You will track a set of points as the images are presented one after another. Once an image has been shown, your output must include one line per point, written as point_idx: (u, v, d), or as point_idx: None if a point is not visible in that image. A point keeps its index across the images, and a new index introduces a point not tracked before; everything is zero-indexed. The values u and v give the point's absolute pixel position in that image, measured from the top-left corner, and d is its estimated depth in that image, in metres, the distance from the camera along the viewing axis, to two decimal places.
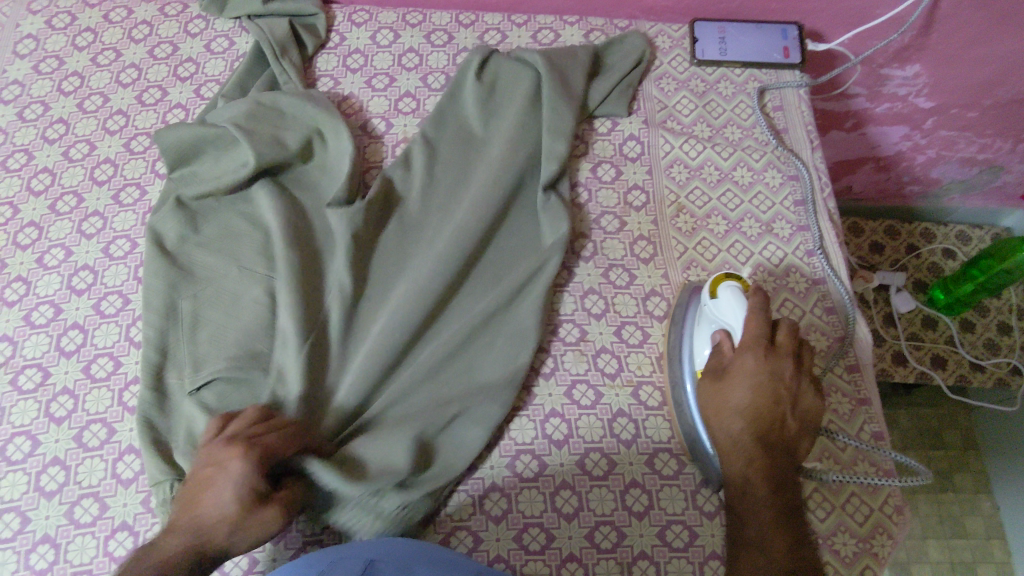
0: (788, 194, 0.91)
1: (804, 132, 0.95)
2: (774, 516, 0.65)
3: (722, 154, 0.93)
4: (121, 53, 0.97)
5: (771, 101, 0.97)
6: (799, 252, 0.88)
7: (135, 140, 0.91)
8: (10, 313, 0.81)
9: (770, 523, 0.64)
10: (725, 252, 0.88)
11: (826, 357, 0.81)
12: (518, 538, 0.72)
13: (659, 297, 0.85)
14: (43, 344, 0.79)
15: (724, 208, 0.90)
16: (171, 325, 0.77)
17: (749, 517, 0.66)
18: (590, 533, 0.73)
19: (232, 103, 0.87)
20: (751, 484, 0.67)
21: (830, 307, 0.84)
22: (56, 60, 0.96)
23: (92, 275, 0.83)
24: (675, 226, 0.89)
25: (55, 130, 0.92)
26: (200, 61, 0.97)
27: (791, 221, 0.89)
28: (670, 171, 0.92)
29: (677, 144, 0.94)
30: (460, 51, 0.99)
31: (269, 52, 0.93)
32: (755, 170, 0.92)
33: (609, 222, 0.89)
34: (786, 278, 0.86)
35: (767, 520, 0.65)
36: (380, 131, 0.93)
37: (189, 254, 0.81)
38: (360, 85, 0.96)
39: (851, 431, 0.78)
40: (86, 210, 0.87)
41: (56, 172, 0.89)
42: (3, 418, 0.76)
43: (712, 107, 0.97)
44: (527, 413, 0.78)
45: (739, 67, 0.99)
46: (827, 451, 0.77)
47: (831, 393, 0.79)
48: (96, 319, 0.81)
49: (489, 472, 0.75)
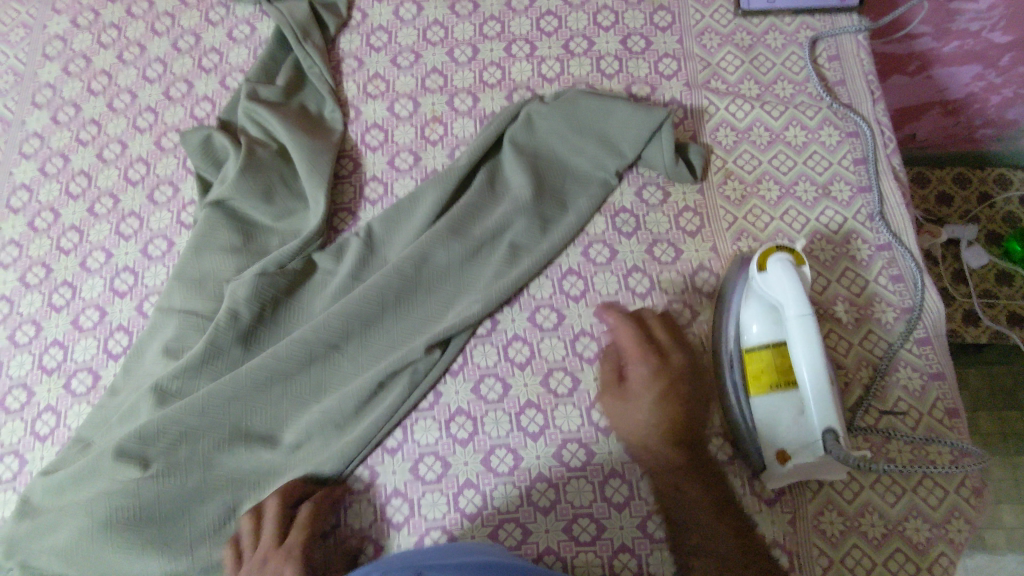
0: (847, 153, 0.84)
1: (863, 82, 0.88)
2: (710, 508, 0.65)
3: (772, 113, 0.87)
4: (145, 47, 0.96)
5: (826, 51, 0.90)
6: (860, 216, 0.81)
7: (165, 136, 0.90)
8: (58, 317, 0.82)
9: (708, 522, 0.64)
10: (778, 219, 0.82)
11: (893, 331, 0.76)
12: (568, 529, 0.71)
13: (707, 272, 0.80)
14: (91, 348, 0.80)
15: (776, 171, 0.84)
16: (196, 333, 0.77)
17: (687, 521, 0.66)
18: (643, 523, 0.70)
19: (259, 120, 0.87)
20: (681, 490, 0.67)
21: (896, 275, 0.78)
22: (84, 60, 0.96)
23: (133, 276, 0.83)
24: (723, 195, 0.83)
25: (87, 131, 0.92)
26: (223, 50, 0.95)
27: (851, 182, 0.83)
28: (715, 135, 0.86)
29: (723, 105, 0.87)
30: (487, 20, 0.94)
31: (291, 37, 0.91)
32: (809, 129, 0.86)
33: (652, 194, 0.84)
34: (846, 246, 0.80)
35: (705, 519, 0.64)
36: (408, 112, 0.90)
37: (206, 260, 0.80)
38: (385, 64, 0.93)
39: (922, 409, 0.72)
40: (123, 210, 0.87)
41: (92, 174, 0.89)
42: (59, 422, 0.77)
43: (760, 61, 0.90)
44: (573, 400, 0.76)
45: (788, 16, 0.91)
46: (892, 426, 0.72)
47: (899, 368, 0.74)
48: (140, 321, 0.81)
49: (536, 463, 0.73)
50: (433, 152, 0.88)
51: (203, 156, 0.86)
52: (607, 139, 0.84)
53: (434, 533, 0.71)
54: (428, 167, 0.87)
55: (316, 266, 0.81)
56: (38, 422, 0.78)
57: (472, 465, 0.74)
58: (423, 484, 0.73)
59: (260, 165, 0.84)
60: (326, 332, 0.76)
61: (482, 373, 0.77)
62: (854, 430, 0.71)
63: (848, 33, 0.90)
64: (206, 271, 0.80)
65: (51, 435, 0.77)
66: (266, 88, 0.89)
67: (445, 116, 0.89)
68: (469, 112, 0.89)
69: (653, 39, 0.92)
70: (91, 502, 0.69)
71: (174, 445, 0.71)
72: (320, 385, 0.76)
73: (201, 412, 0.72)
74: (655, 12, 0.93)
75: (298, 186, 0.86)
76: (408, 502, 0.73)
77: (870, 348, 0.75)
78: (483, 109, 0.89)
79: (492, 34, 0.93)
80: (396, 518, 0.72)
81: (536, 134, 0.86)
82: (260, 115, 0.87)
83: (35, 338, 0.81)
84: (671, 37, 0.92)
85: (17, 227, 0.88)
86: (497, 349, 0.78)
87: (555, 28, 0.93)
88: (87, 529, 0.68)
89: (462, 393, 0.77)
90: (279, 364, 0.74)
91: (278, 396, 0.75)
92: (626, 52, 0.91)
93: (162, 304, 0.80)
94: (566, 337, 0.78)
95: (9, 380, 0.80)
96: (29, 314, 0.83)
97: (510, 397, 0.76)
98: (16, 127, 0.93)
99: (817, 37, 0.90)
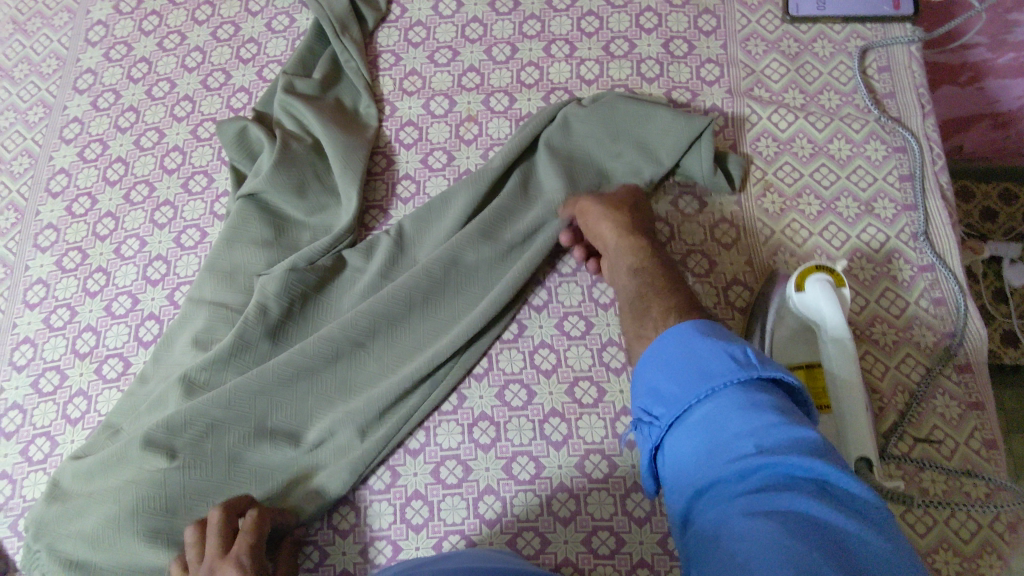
0: (892, 169, 0.81)
1: (914, 95, 0.85)
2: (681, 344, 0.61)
3: (816, 124, 0.84)
4: (186, 36, 0.96)
5: (876, 61, 0.87)
6: (903, 235, 0.79)
7: (202, 126, 0.91)
8: (92, 303, 0.83)
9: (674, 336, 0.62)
10: (817, 235, 0.79)
11: (932, 357, 0.73)
12: (587, 541, 0.70)
13: (741, 285, 0.78)
14: (123, 334, 0.81)
15: (818, 185, 0.82)
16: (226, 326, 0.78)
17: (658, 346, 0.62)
18: (663, 540, 0.69)
19: (293, 120, 0.87)
20: None
21: (939, 298, 0.75)
22: (125, 46, 0.97)
23: (166, 265, 0.84)
24: (761, 207, 0.81)
25: (126, 118, 0.92)
26: (262, 41, 0.95)
27: (895, 199, 0.80)
28: (756, 145, 0.84)
29: (765, 115, 0.85)
30: (527, 18, 0.92)
31: (329, 29, 0.90)
32: (854, 142, 0.83)
33: (687, 203, 0.82)
34: (887, 266, 0.77)
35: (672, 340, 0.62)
36: (443, 110, 0.89)
37: (238, 252, 0.80)
38: (422, 60, 0.92)
39: (959, 439, 0.70)
40: (158, 199, 0.88)
41: (129, 161, 0.90)
42: (89, 406, 0.79)
43: (807, 70, 0.87)
44: (597, 411, 0.75)
45: (838, 23, 0.89)
46: (926, 456, 0.69)
47: (936, 395, 0.72)
48: (171, 310, 0.82)
49: (557, 472, 0.73)
50: (466, 151, 0.87)
51: (238, 147, 0.86)
52: (644, 148, 0.82)
53: (452, 537, 0.71)
54: (461, 167, 0.86)
55: (346, 263, 0.81)
56: (70, 406, 0.79)
57: (493, 472, 0.73)
58: (443, 488, 0.73)
59: (295, 159, 0.83)
60: (353, 330, 0.76)
61: (507, 379, 0.77)
62: (885, 457, 0.69)
63: (900, 43, 0.87)
64: (237, 264, 0.80)
65: (81, 419, 0.78)
66: (302, 82, 0.88)
67: (481, 116, 0.88)
68: (504, 112, 0.88)
69: (696, 43, 0.89)
70: (118, 491, 0.70)
71: (202, 439, 0.72)
72: (345, 383, 0.76)
73: (229, 407, 0.73)
74: (699, 15, 0.91)
75: (330, 181, 0.85)
76: (427, 505, 0.73)
77: (907, 374, 0.73)
78: (519, 109, 0.88)
79: (532, 33, 0.92)
80: (415, 520, 0.72)
81: (572, 136, 0.84)
82: (296, 109, 0.86)
83: (69, 322, 0.83)
84: (714, 42, 0.89)
85: (55, 211, 0.89)
86: (523, 355, 0.78)
87: (596, 29, 0.91)
88: (116, 516, 0.69)
89: (486, 397, 0.76)
90: (306, 360, 0.75)
91: (303, 392, 0.75)
92: (668, 56, 0.89)
93: (192, 294, 0.80)
94: (594, 346, 0.77)
95: (43, 363, 0.81)
96: (64, 298, 0.84)
97: (534, 404, 0.75)
98: (57, 112, 0.94)
99: (867, 47, 0.87)
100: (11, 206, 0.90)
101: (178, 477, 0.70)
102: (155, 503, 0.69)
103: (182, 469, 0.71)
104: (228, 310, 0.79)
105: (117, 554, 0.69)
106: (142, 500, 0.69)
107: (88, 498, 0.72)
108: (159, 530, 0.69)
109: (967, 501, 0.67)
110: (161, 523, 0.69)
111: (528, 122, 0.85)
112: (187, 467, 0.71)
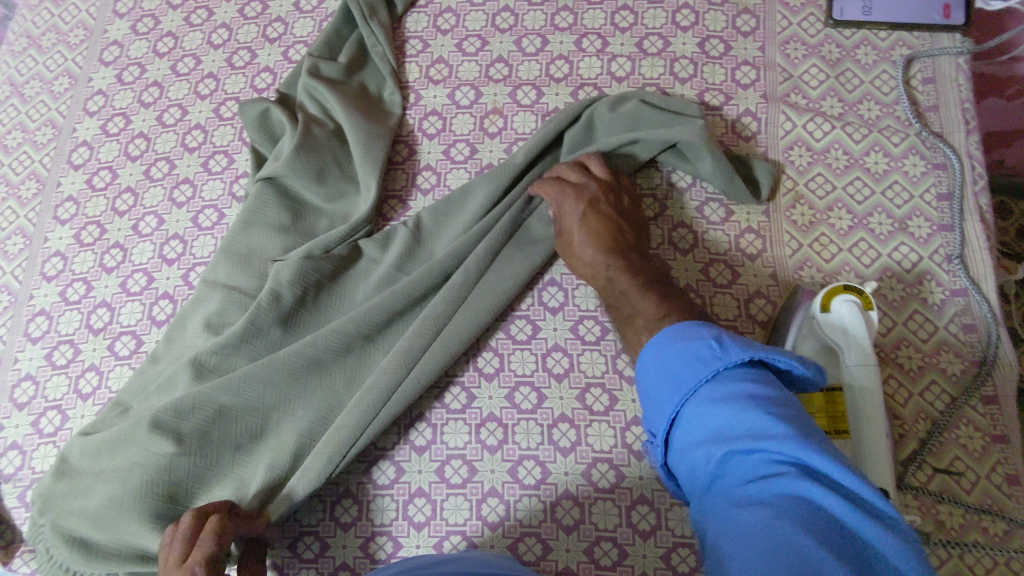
0: (930, 186, 0.78)
1: (959, 110, 0.81)
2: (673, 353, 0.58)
3: (854, 135, 0.81)
4: (213, 12, 0.95)
5: (920, 72, 0.83)
6: (937, 257, 0.76)
7: (224, 105, 0.90)
8: (108, 279, 0.83)
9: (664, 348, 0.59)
10: (847, 251, 0.77)
11: (959, 385, 0.71)
12: (589, 551, 0.69)
13: (764, 299, 0.76)
14: (137, 312, 0.81)
15: (851, 199, 0.79)
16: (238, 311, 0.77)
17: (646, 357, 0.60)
18: (667, 555, 0.68)
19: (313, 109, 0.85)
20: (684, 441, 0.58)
21: (970, 324, 0.73)
22: (152, 19, 0.96)
23: (182, 245, 0.84)
24: (790, 219, 0.79)
25: (150, 93, 0.92)
26: (289, 20, 0.93)
27: (931, 218, 0.77)
28: (788, 153, 0.81)
29: (800, 122, 0.82)
30: (560, 9, 0.90)
31: (357, 11, 0.88)
32: (892, 156, 0.80)
33: (713, 210, 0.80)
34: (918, 287, 0.75)
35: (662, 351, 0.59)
36: (469, 100, 0.87)
37: (254, 237, 0.80)
38: (450, 48, 0.90)
39: (981, 471, 0.68)
40: (177, 176, 0.87)
41: (151, 137, 0.89)
42: (101, 382, 0.79)
43: (847, 78, 0.84)
44: (608, 419, 0.73)
45: (884, 30, 0.85)
46: (945, 487, 0.67)
47: (961, 425, 0.70)
48: (185, 290, 0.82)
49: (563, 479, 0.72)
50: (490, 145, 0.85)
51: (259, 130, 0.85)
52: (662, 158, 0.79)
53: (453, 538, 0.71)
54: (483, 160, 0.84)
55: (361, 253, 0.80)
56: (82, 380, 0.79)
57: (498, 474, 0.72)
58: (447, 487, 0.72)
59: (314, 143, 0.82)
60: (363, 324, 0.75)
61: (518, 380, 0.76)
62: (902, 486, 0.68)
63: (948, 55, 0.83)
64: (253, 248, 0.80)
65: (92, 394, 0.79)
66: (326, 64, 0.87)
67: (506, 109, 0.86)
68: (531, 106, 0.86)
69: (733, 44, 0.86)
70: (124, 472, 0.70)
71: (207, 425, 0.72)
72: (354, 377, 0.75)
73: (236, 395, 0.72)
74: (738, 15, 0.88)
75: (350, 167, 0.84)
76: (430, 503, 0.72)
77: (931, 401, 0.71)
78: (546, 104, 0.86)
79: (564, 25, 0.89)
80: (417, 518, 0.72)
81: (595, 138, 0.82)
82: (318, 92, 0.85)
83: (84, 297, 0.83)
84: (752, 44, 0.86)
85: (76, 184, 0.89)
86: (536, 357, 0.76)
87: (630, 24, 0.88)
88: (122, 496, 0.69)
89: (496, 398, 0.75)
90: (314, 351, 0.74)
91: (312, 386, 0.74)
92: (703, 55, 0.86)
93: (206, 276, 0.80)
94: (608, 353, 0.76)
95: (57, 336, 0.82)
96: (81, 272, 0.84)
97: (543, 408, 0.74)
98: (82, 83, 0.94)
99: (912, 57, 0.83)
100: (32, 175, 0.90)
101: (183, 463, 0.71)
102: (159, 489, 0.70)
103: (186, 455, 0.71)
104: (240, 295, 0.78)
105: (119, 534, 0.69)
106: (147, 482, 0.70)
107: (96, 476, 0.72)
108: (161, 513, 0.70)
109: (985, 536, 0.65)
110: (164, 507, 0.70)
111: (553, 117, 0.82)
112: (191, 452, 0.71)
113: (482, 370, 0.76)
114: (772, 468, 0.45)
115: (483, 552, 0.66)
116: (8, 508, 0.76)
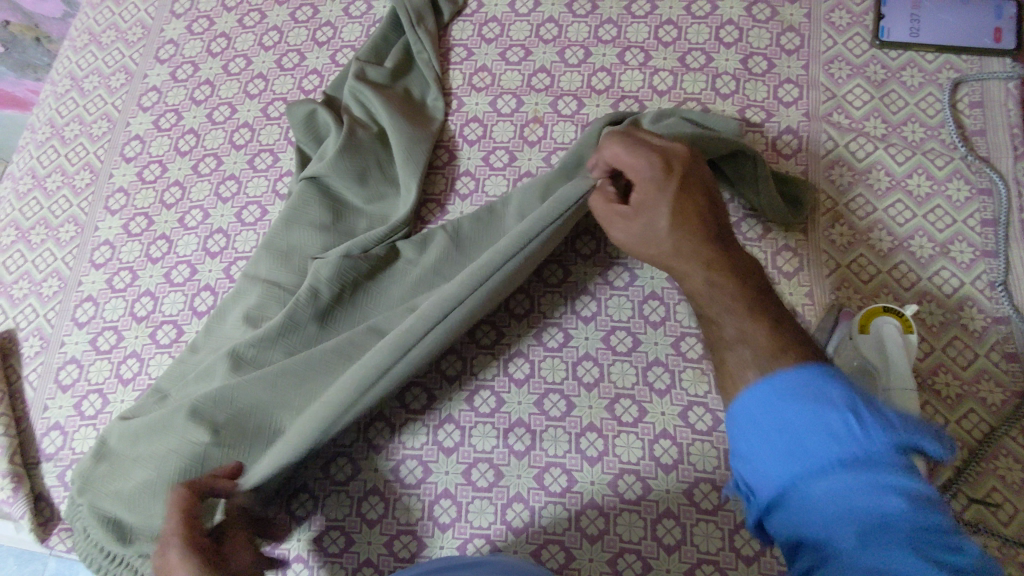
0: (975, 212, 0.77)
1: (1006, 135, 0.80)
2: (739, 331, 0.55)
3: (897, 157, 0.80)
4: (265, 15, 0.98)
5: (968, 96, 0.82)
6: (979, 283, 0.75)
7: (272, 105, 0.92)
8: (153, 269, 0.86)
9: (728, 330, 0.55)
10: (886, 273, 0.76)
11: (999, 415, 0.69)
12: (613, 562, 0.69)
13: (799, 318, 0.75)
14: (179, 302, 0.84)
15: (892, 221, 0.78)
16: (275, 305, 0.79)
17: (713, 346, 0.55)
18: (691, 570, 0.68)
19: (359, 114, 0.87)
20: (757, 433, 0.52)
21: (1012, 353, 0.72)
22: (207, 21, 0.99)
23: (225, 238, 0.86)
24: (828, 238, 0.78)
25: (202, 91, 0.95)
26: (338, 25, 0.96)
27: (975, 244, 0.76)
28: (829, 172, 0.81)
29: (842, 142, 0.82)
30: (603, 22, 0.91)
31: (405, 17, 0.90)
32: (936, 180, 0.79)
33: (751, 226, 0.80)
34: (958, 313, 0.74)
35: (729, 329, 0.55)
36: (510, 109, 0.88)
37: (293, 235, 0.81)
38: (494, 57, 0.91)
39: (1020, 505, 0.66)
40: (224, 172, 0.90)
41: (200, 134, 0.92)
42: (142, 368, 0.81)
43: (892, 99, 0.83)
44: (636, 430, 0.73)
45: (932, 52, 0.84)
46: (981, 518, 0.66)
47: (1000, 456, 0.68)
48: (226, 283, 0.84)
49: (588, 488, 0.72)
50: (529, 153, 0.86)
51: (304, 131, 0.87)
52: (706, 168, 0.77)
53: (477, 541, 0.71)
54: (522, 168, 0.85)
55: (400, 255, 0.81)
56: (123, 366, 0.82)
57: (524, 480, 0.73)
58: (473, 490, 0.73)
59: (358, 145, 0.84)
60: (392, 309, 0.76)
61: (547, 388, 0.76)
62: None
63: (997, 79, 0.82)
64: (293, 246, 0.81)
65: (133, 380, 0.81)
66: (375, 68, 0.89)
67: (547, 118, 0.87)
68: (571, 117, 0.87)
69: (777, 62, 0.86)
70: (161, 459, 0.72)
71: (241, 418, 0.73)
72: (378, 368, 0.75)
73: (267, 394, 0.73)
74: (783, 32, 0.88)
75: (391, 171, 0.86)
76: (456, 505, 0.73)
77: (969, 430, 0.69)
78: (587, 114, 0.87)
79: (607, 38, 0.90)
80: (442, 519, 0.72)
81: None
82: (364, 95, 0.87)
83: (130, 285, 0.85)
84: (796, 62, 0.86)
85: (127, 176, 0.92)
86: (567, 364, 0.77)
87: (674, 38, 0.89)
88: (159, 481, 0.71)
89: (525, 404, 0.76)
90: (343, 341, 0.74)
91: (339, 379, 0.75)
92: (746, 72, 0.86)
93: (249, 270, 0.82)
94: (639, 364, 0.76)
95: (102, 322, 0.84)
96: (127, 261, 0.87)
97: (572, 416, 0.75)
98: (138, 79, 0.97)
99: (960, 80, 0.82)
100: (86, 166, 0.93)
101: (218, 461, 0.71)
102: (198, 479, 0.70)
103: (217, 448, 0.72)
104: (279, 290, 0.80)
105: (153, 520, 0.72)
106: (182, 469, 0.71)
107: (134, 460, 0.74)
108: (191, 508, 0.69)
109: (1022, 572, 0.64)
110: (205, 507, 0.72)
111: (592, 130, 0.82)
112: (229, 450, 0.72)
113: (512, 376, 0.77)
114: (889, 514, 0.40)
115: (504, 556, 0.66)
116: (48, 487, 0.79)
